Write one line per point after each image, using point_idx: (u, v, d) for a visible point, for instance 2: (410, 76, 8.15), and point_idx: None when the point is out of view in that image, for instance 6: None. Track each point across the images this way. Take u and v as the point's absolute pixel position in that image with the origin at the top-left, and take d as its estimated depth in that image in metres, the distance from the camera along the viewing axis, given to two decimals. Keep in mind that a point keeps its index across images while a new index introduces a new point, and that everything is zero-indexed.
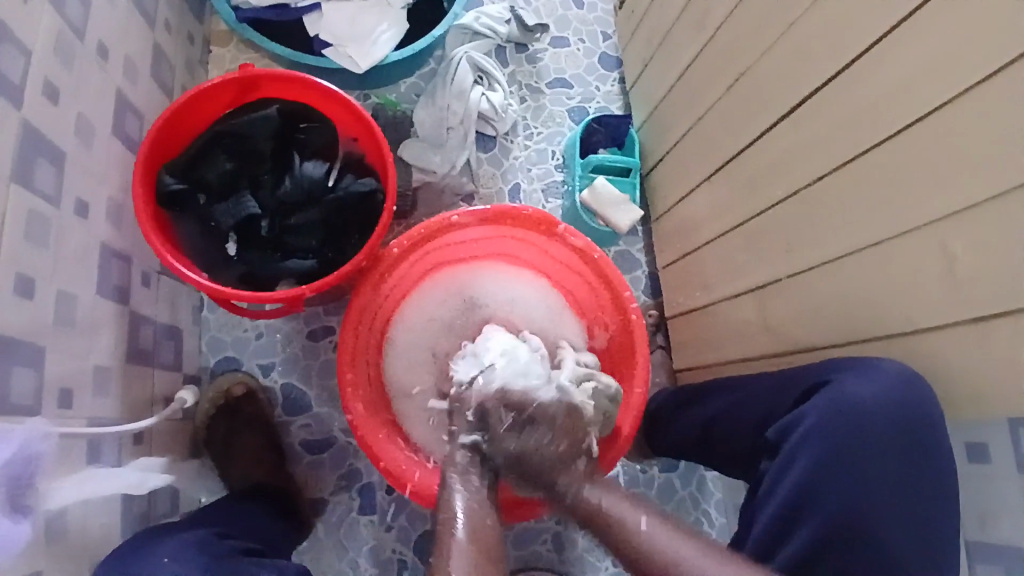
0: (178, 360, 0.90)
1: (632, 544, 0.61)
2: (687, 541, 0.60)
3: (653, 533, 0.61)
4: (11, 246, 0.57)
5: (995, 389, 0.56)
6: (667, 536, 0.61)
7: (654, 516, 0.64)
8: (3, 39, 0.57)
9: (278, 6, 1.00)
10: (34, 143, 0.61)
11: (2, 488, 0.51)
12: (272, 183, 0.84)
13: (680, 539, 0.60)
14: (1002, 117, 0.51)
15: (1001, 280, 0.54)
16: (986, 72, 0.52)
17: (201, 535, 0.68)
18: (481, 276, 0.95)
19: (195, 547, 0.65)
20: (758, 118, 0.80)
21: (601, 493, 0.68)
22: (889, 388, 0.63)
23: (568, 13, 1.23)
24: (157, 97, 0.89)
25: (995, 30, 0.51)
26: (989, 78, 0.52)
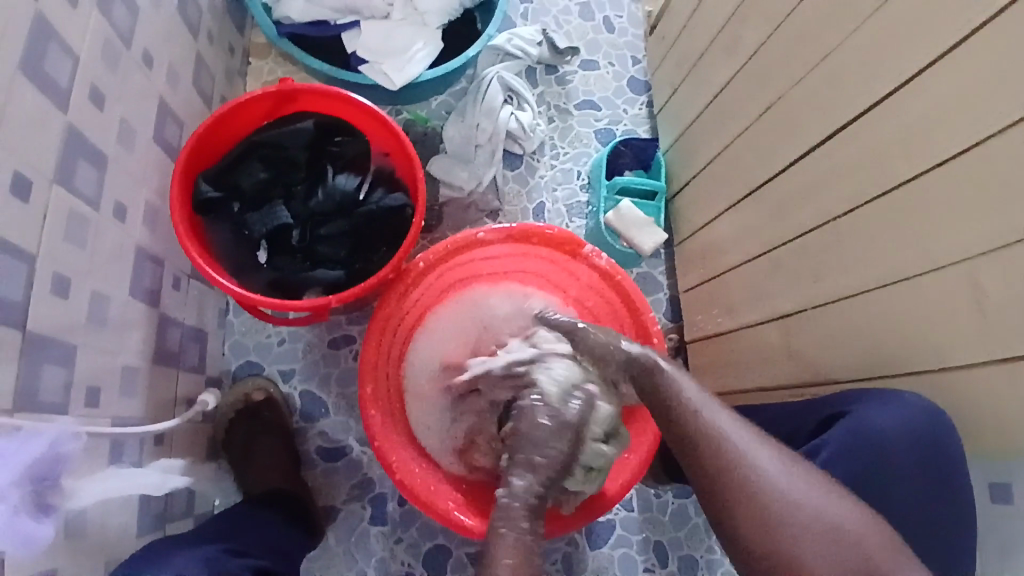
0: (202, 363, 0.91)
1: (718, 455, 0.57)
2: (796, 464, 0.56)
3: (734, 436, 0.58)
4: (49, 246, 0.59)
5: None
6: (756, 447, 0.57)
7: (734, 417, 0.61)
8: (53, 46, 0.59)
9: (318, 22, 1.03)
10: (78, 146, 0.63)
11: (28, 488, 0.52)
12: (304, 194, 0.85)
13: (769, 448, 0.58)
14: None
15: None
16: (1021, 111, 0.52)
17: (208, 551, 0.67)
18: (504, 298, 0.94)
19: (202, 563, 0.65)
20: (788, 144, 0.79)
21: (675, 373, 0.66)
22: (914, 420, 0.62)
23: (598, 37, 1.25)
24: (197, 105, 0.91)
25: None
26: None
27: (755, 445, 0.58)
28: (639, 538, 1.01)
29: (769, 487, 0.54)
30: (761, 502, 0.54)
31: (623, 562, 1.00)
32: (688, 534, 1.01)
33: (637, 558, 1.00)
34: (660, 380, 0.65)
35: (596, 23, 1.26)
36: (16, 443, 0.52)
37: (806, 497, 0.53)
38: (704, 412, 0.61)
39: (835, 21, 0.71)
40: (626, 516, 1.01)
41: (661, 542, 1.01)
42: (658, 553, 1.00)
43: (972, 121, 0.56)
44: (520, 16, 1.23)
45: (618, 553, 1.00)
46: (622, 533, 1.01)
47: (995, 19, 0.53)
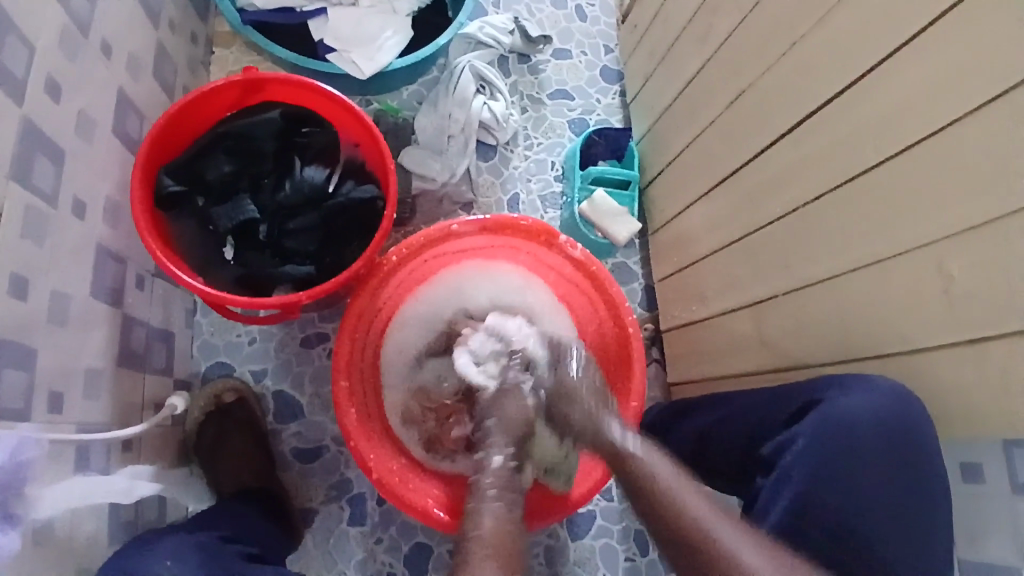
0: (169, 363, 0.89)
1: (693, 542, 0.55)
2: (769, 550, 0.54)
3: (716, 526, 0.56)
4: (5, 243, 0.56)
5: (989, 408, 0.56)
6: (731, 532, 0.55)
7: (747, 532, 0.55)
8: (7, 33, 0.57)
9: (283, 9, 1.00)
10: (34, 139, 0.60)
11: None
12: (272, 187, 0.83)
13: (750, 539, 0.55)
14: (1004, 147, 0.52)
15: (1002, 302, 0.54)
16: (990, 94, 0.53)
17: (202, 539, 0.67)
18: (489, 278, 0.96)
19: (196, 549, 0.65)
20: (759, 133, 0.80)
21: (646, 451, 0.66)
22: (884, 403, 0.64)
23: (571, 26, 1.24)
24: (158, 97, 0.88)
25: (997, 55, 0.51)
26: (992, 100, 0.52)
27: (738, 540, 0.55)
28: (619, 528, 1.02)
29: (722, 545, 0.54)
30: None
31: (603, 553, 1.01)
32: None
33: (618, 549, 1.01)
34: (630, 469, 0.65)
35: (568, 12, 1.25)
36: None
37: None
38: (677, 494, 0.60)
39: (805, 9, 0.71)
40: (606, 506, 1.02)
41: (641, 532, 1.02)
42: (638, 543, 1.02)
43: (939, 108, 0.57)
44: (492, 4, 1.21)
45: (598, 544, 1.01)
46: (602, 524, 1.02)
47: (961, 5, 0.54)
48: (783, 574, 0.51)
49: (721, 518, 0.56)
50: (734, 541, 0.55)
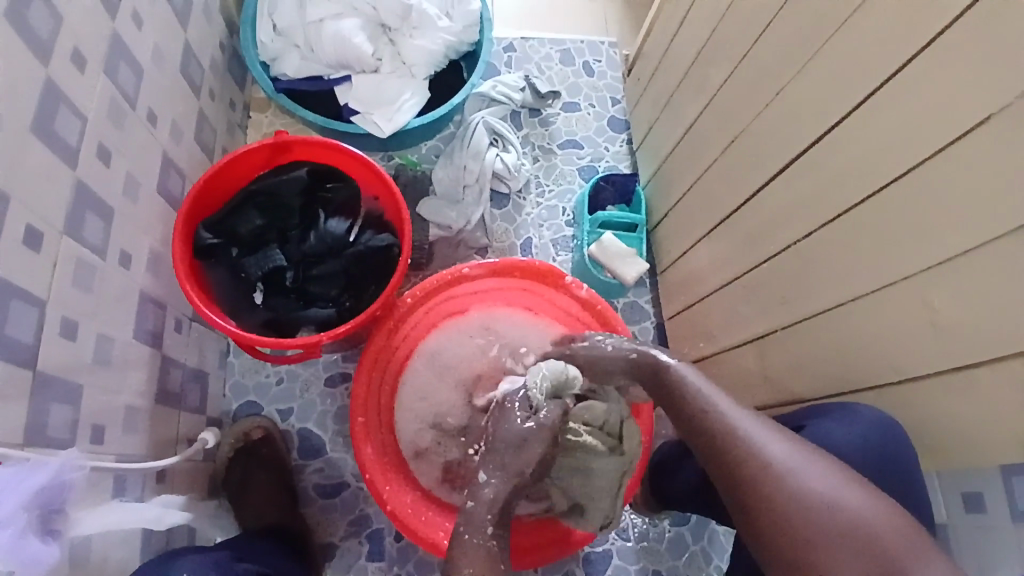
0: (203, 405, 0.95)
1: (730, 443, 0.61)
2: (809, 453, 0.58)
3: (753, 429, 0.61)
4: (56, 290, 0.63)
5: (992, 426, 0.57)
6: (766, 432, 0.61)
7: (798, 444, 0.59)
8: (62, 108, 0.65)
9: (312, 78, 1.11)
10: (85, 199, 0.68)
11: (33, 512, 0.55)
12: (298, 238, 0.90)
13: (778, 436, 0.60)
14: (989, 166, 0.54)
15: (996, 320, 0.55)
16: (971, 123, 0.55)
17: (216, 557, 0.71)
18: (502, 321, 0.97)
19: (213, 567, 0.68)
20: (754, 174, 0.84)
21: (693, 376, 0.70)
22: (867, 442, 0.65)
23: (579, 81, 1.32)
24: (198, 158, 0.98)
25: (970, 92, 0.54)
26: (976, 126, 0.54)
27: (787, 448, 0.59)
28: (636, 568, 1.01)
29: (814, 494, 0.54)
30: (785, 507, 0.54)
31: None
32: (685, 563, 1.02)
33: None
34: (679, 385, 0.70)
35: (576, 68, 1.33)
36: (24, 471, 0.55)
37: (820, 484, 0.55)
38: (724, 410, 0.64)
39: (787, 58, 0.76)
40: (622, 546, 1.02)
41: (659, 572, 1.01)
42: None
43: (916, 147, 0.60)
44: (504, 64, 1.31)
45: None
46: (619, 563, 1.01)
47: (932, 44, 0.57)
48: (830, 488, 0.54)
49: (769, 434, 0.60)
50: (769, 441, 0.60)
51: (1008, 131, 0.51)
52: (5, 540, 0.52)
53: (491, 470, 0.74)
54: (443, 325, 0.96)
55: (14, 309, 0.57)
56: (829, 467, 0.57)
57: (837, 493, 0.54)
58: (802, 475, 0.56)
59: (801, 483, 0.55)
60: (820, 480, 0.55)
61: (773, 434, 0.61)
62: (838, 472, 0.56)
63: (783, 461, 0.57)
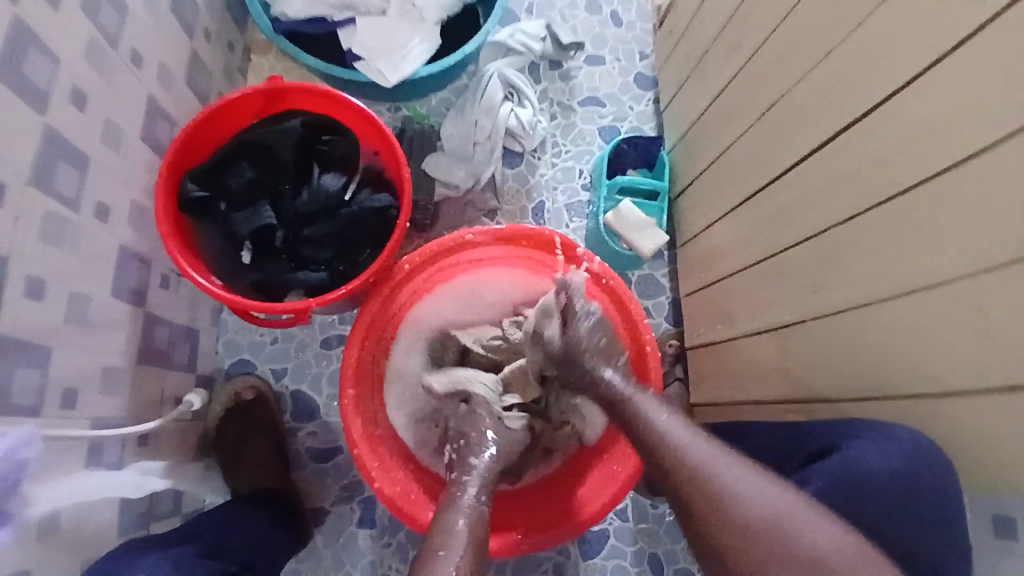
0: (191, 361, 0.92)
1: (676, 475, 0.59)
2: (756, 476, 0.55)
3: (701, 457, 0.59)
4: (23, 247, 0.58)
5: None
6: (710, 457, 0.58)
7: (748, 469, 0.56)
8: (30, 49, 0.59)
9: (315, 19, 1.02)
10: (57, 148, 0.63)
11: None
12: (291, 194, 0.83)
13: (735, 464, 0.57)
14: None
15: None
16: None
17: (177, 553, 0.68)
18: (499, 283, 0.91)
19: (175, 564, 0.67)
20: (789, 145, 0.75)
21: (649, 407, 0.68)
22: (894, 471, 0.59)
23: (605, 32, 1.21)
24: (191, 104, 0.92)
25: None
26: None
27: (735, 472, 0.56)
28: (633, 550, 0.98)
29: (766, 525, 0.51)
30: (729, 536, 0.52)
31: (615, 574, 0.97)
32: (684, 548, 0.98)
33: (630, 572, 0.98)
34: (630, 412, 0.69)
35: (603, 17, 1.22)
36: None
37: (761, 509, 0.52)
38: (669, 436, 0.63)
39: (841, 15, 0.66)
40: (620, 526, 0.99)
41: (656, 555, 0.98)
42: (651, 567, 0.98)
43: (984, 126, 0.51)
44: (524, 10, 1.20)
45: (610, 567, 0.98)
46: (615, 544, 0.98)
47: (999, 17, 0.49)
48: (779, 513, 0.51)
49: (717, 458, 0.58)
50: (718, 467, 0.57)
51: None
52: None
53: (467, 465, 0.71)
54: (437, 286, 0.90)
55: None
56: (775, 488, 0.54)
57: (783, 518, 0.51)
58: (743, 498, 0.53)
59: (745, 508, 0.53)
60: (764, 501, 0.53)
61: (723, 459, 0.58)
62: (789, 495, 0.53)
63: (725, 484, 0.55)
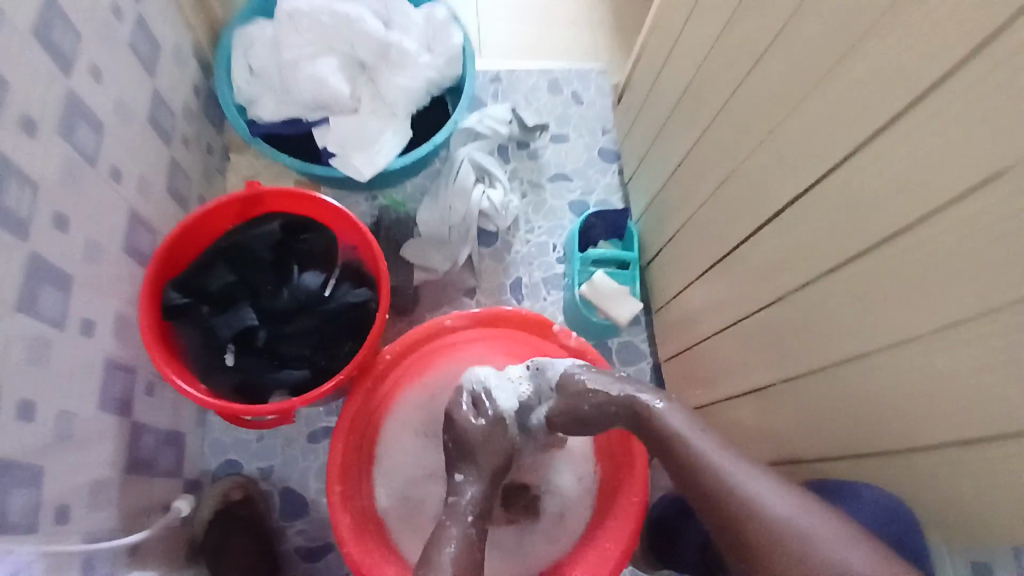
0: (178, 465, 0.92)
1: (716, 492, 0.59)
2: (814, 506, 0.55)
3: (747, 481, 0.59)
4: (7, 372, 0.59)
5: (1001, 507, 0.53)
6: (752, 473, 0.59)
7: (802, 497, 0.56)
8: (10, 181, 0.61)
9: (290, 120, 1.09)
10: (39, 272, 0.65)
11: None
12: (271, 294, 0.86)
13: (783, 485, 0.58)
14: (979, 238, 0.48)
15: (998, 403, 0.50)
16: (957, 191, 0.49)
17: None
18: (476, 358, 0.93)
19: None
20: (744, 218, 0.80)
21: (674, 418, 0.67)
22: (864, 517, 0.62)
23: (569, 111, 1.28)
24: (172, 210, 0.95)
25: (955, 150, 0.49)
26: (953, 201, 0.50)
27: (788, 504, 0.56)
28: None
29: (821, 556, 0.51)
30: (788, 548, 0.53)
31: None
32: None
33: None
34: (654, 424, 0.68)
35: (565, 97, 1.29)
36: None
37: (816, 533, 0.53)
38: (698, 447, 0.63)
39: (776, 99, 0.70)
40: None
41: None
42: None
43: (908, 200, 0.54)
44: (490, 96, 1.27)
45: None
46: None
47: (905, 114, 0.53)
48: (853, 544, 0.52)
49: (768, 487, 0.57)
50: (767, 492, 0.57)
51: (1001, 200, 0.45)
52: None
53: (467, 487, 0.74)
54: (415, 371, 0.92)
55: None
56: (825, 515, 0.54)
57: (839, 544, 0.52)
58: (789, 521, 0.54)
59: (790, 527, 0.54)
60: (820, 530, 0.53)
61: (768, 483, 0.58)
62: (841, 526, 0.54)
63: (774, 509, 0.55)
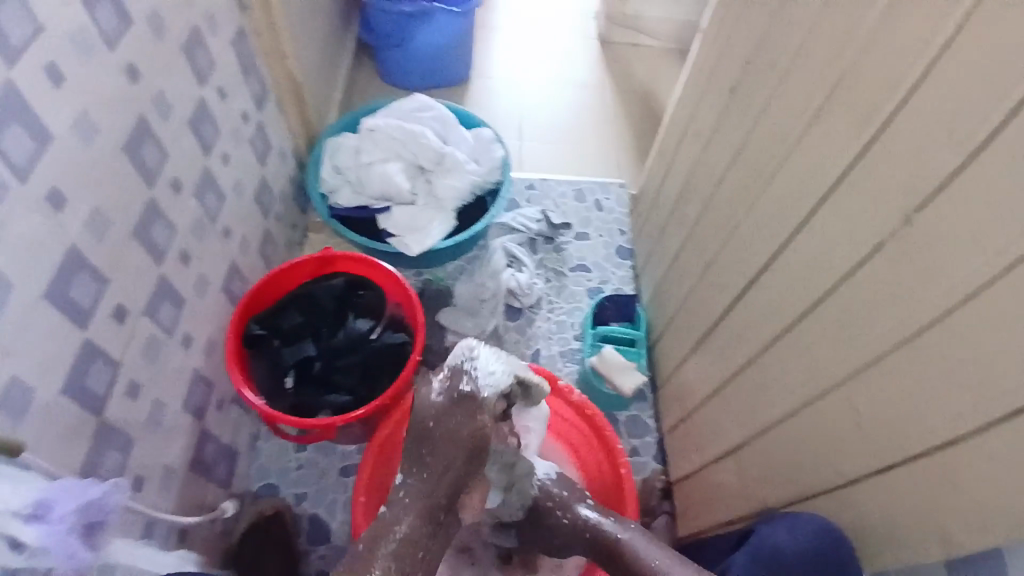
0: (227, 480, 1.05)
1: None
2: None
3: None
4: (130, 358, 0.77)
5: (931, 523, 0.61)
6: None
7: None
8: (158, 220, 0.83)
9: (360, 207, 1.33)
10: (165, 290, 0.85)
11: (78, 526, 0.54)
12: (329, 334, 1.05)
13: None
14: (884, 287, 0.61)
15: (913, 425, 0.60)
16: (862, 255, 0.64)
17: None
18: None
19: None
20: (721, 295, 0.95)
21: (633, 537, 0.80)
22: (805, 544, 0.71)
23: (591, 215, 1.50)
24: (259, 266, 1.17)
25: (858, 225, 0.64)
26: (862, 263, 0.64)
27: None
28: None
29: None
30: None
31: None
32: None
33: None
34: (613, 542, 0.81)
35: (588, 204, 1.52)
36: (77, 486, 0.57)
37: None
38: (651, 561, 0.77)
39: (740, 198, 0.88)
40: None
41: None
42: None
43: (829, 272, 0.69)
44: (525, 199, 1.51)
45: None
46: None
47: (828, 193, 0.68)
48: None
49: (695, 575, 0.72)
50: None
51: (895, 256, 0.60)
52: (54, 533, 0.51)
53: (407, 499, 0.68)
54: None
55: (95, 368, 0.71)
56: None
57: None
58: None
59: None
60: None
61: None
62: None
63: None
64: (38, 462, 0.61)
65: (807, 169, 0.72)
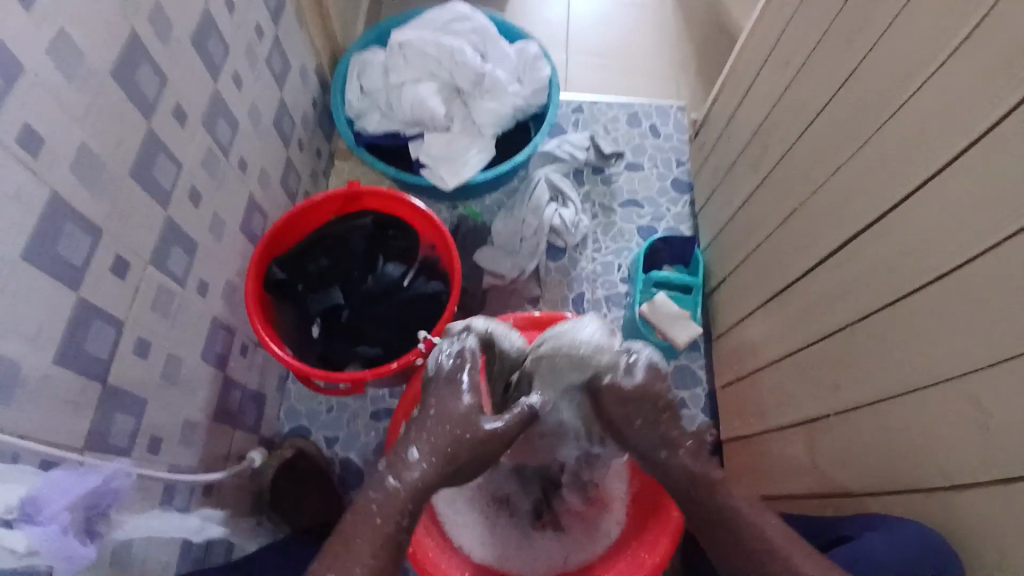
0: (257, 425, 1.02)
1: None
2: None
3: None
4: (137, 314, 0.71)
5: None
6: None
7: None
8: (160, 156, 0.73)
9: (391, 133, 1.21)
10: (174, 235, 0.77)
11: (77, 513, 0.56)
12: (358, 280, 0.97)
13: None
14: None
15: None
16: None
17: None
18: None
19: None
20: (810, 246, 0.82)
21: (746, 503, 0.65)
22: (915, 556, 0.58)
23: (645, 142, 1.34)
24: (281, 200, 1.09)
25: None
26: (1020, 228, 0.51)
27: None
28: None
29: None
30: None
31: None
32: None
33: None
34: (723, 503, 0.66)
35: (643, 129, 1.35)
36: (74, 477, 0.58)
37: None
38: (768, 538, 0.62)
39: (846, 133, 0.74)
40: None
41: None
42: None
43: (973, 235, 0.56)
44: (571, 124, 1.35)
45: None
46: None
47: (988, 134, 0.54)
48: None
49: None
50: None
51: None
52: (52, 536, 0.52)
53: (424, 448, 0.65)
54: None
55: (94, 328, 0.64)
56: None
57: None
58: None
59: None
60: None
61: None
62: None
63: None
64: (24, 448, 0.55)
65: (957, 101, 0.57)
